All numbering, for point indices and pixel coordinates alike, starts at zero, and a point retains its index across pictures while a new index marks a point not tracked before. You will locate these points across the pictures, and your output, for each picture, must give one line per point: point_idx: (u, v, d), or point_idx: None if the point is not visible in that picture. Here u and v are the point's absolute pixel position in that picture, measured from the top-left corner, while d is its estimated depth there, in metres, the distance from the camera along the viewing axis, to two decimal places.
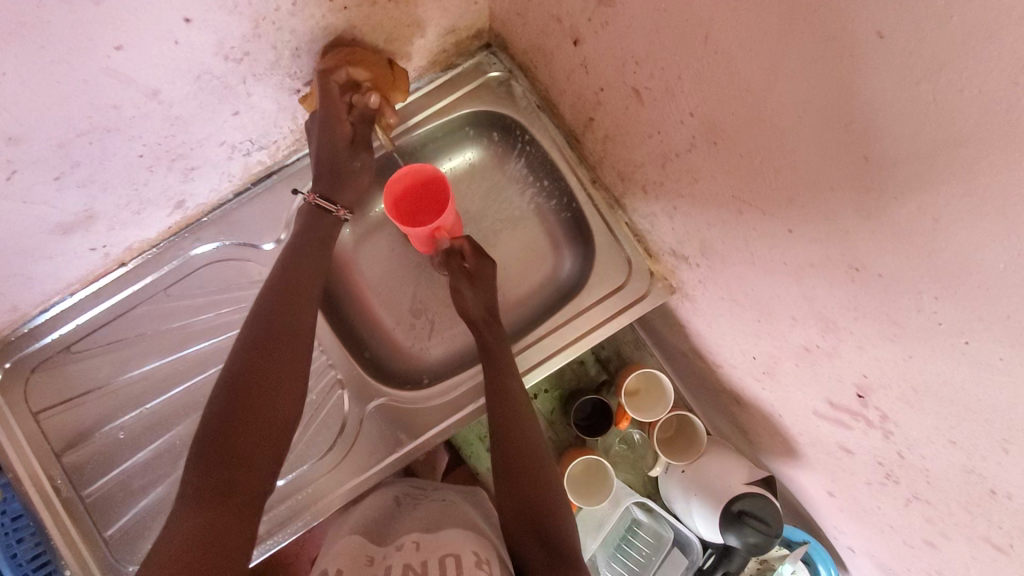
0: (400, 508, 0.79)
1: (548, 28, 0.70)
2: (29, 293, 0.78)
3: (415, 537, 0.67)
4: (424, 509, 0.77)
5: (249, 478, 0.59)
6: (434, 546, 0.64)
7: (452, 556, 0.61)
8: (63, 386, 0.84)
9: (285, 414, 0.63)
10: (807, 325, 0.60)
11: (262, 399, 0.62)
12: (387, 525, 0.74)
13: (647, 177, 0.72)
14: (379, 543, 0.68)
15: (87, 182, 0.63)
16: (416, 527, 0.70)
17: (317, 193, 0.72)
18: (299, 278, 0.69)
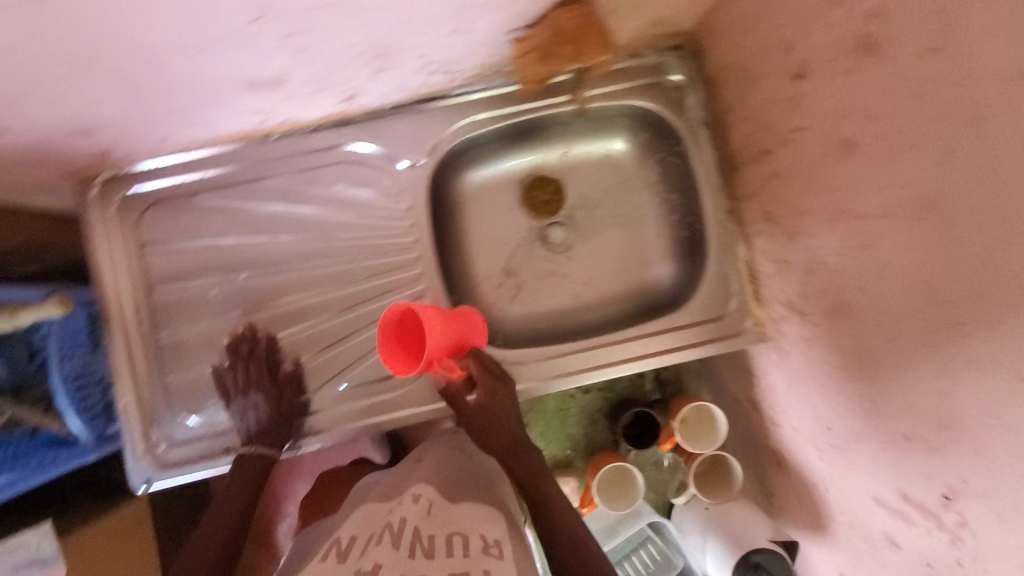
0: (415, 462, 0.80)
1: (767, 54, 0.70)
2: (183, 132, 0.80)
3: (427, 493, 0.70)
4: (451, 461, 0.78)
5: None
6: (450, 518, 0.66)
7: (460, 536, 0.63)
8: (177, 228, 0.88)
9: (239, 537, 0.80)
10: (922, 415, 0.60)
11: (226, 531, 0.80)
12: (404, 478, 0.76)
13: (802, 226, 0.73)
14: (390, 495, 0.71)
15: (302, 49, 0.64)
16: (426, 479, 0.73)
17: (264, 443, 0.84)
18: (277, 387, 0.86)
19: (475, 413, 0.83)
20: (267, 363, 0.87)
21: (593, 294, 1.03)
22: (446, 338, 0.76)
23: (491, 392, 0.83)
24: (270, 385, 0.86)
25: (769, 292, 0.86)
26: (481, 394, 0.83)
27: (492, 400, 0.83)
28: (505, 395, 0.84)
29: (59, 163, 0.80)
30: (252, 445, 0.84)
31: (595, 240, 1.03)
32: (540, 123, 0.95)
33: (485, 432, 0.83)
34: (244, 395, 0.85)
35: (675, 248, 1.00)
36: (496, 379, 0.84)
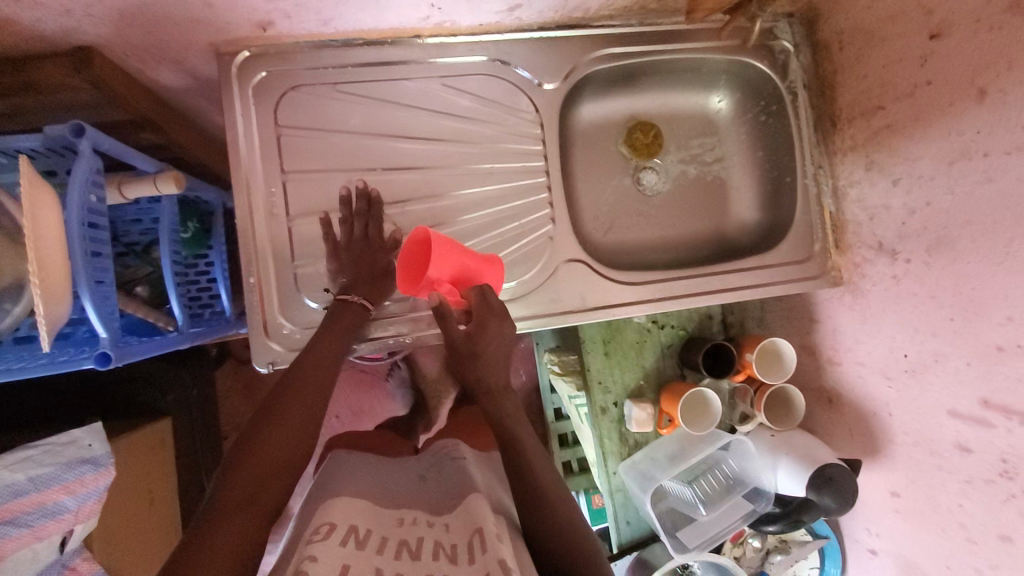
0: (410, 486, 0.82)
1: (900, 18, 0.81)
2: (346, 16, 0.81)
3: (427, 518, 0.74)
4: (443, 488, 0.82)
5: (259, 496, 0.68)
6: (462, 525, 0.70)
7: (478, 533, 0.67)
8: (314, 116, 0.88)
9: (283, 456, 0.72)
10: (1021, 326, 0.73)
11: (267, 445, 0.71)
12: (407, 486, 0.83)
13: (908, 171, 0.84)
14: (388, 510, 0.74)
15: None
16: (425, 507, 0.77)
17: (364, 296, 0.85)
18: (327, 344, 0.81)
19: (466, 340, 0.81)
20: (374, 226, 0.87)
21: (679, 237, 1.10)
22: (454, 264, 0.84)
23: (485, 323, 0.82)
24: (365, 247, 0.87)
25: (854, 238, 0.97)
26: (475, 324, 0.82)
27: (483, 331, 0.81)
28: (497, 328, 0.82)
29: (215, 27, 0.79)
30: (349, 294, 0.85)
31: (689, 187, 1.10)
32: (655, 68, 1.01)
33: (476, 360, 0.83)
34: (348, 250, 0.86)
35: (756, 199, 1.09)
36: (490, 309, 0.82)
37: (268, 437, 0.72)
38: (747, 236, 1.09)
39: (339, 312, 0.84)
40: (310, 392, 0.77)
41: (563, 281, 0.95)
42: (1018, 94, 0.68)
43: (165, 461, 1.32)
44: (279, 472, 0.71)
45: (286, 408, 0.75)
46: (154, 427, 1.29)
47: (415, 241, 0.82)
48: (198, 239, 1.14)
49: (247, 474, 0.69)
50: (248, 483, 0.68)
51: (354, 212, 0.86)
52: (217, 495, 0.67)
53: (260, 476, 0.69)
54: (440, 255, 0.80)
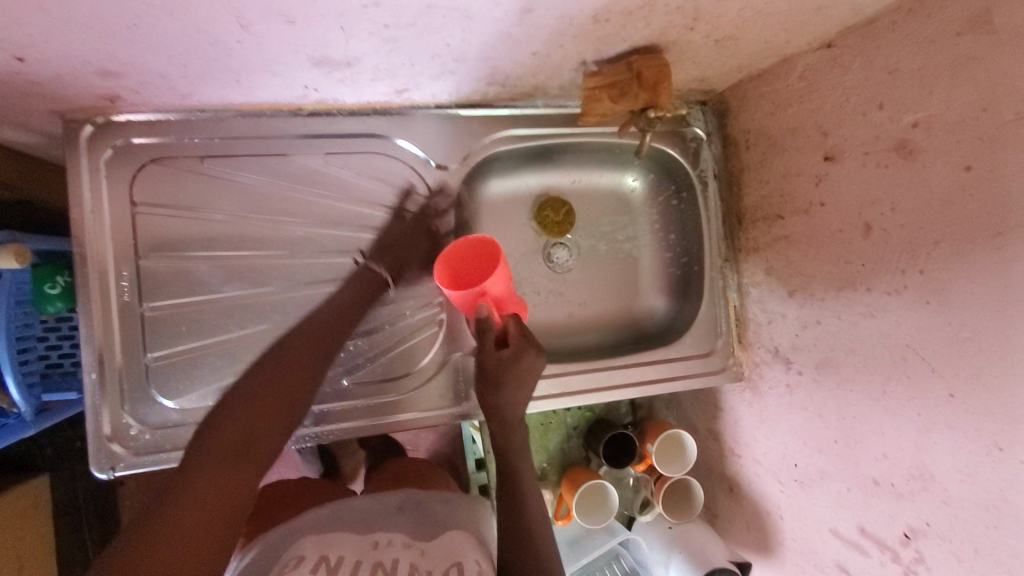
0: (394, 512, 0.75)
1: (798, 132, 0.78)
2: (210, 93, 0.73)
3: (404, 538, 0.68)
4: (430, 516, 0.75)
5: (251, 449, 0.66)
6: (438, 552, 0.65)
7: (456, 565, 0.63)
8: (177, 194, 0.80)
9: (275, 415, 0.70)
10: (895, 464, 0.71)
11: (259, 404, 0.69)
12: (389, 513, 0.75)
13: (804, 285, 0.82)
14: (368, 531, 0.69)
15: (391, 41, 0.62)
16: (407, 529, 0.70)
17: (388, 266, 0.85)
18: (343, 309, 0.81)
19: (497, 363, 0.76)
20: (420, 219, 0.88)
21: (588, 319, 1.05)
22: (506, 284, 0.79)
23: (521, 352, 0.77)
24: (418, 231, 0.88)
25: (755, 336, 0.95)
26: (510, 350, 0.77)
27: (517, 361, 0.76)
28: (532, 361, 0.77)
29: (51, 99, 0.69)
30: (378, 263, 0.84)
31: (598, 266, 1.06)
32: (562, 147, 0.96)
33: (496, 388, 0.77)
34: (400, 220, 0.87)
35: (666, 283, 1.06)
36: (528, 341, 0.78)
37: (255, 408, 0.69)
38: (656, 320, 1.06)
39: (361, 283, 0.83)
40: (308, 359, 0.75)
41: (454, 377, 0.90)
42: (900, 237, 0.66)
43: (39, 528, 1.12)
44: (270, 429, 0.69)
45: (284, 367, 0.73)
46: (22, 488, 1.10)
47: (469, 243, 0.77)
48: (68, 297, 0.93)
49: (235, 429, 0.67)
50: (236, 440, 0.66)
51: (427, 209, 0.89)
52: (194, 456, 0.64)
53: (249, 438, 0.67)
54: (502, 270, 0.77)
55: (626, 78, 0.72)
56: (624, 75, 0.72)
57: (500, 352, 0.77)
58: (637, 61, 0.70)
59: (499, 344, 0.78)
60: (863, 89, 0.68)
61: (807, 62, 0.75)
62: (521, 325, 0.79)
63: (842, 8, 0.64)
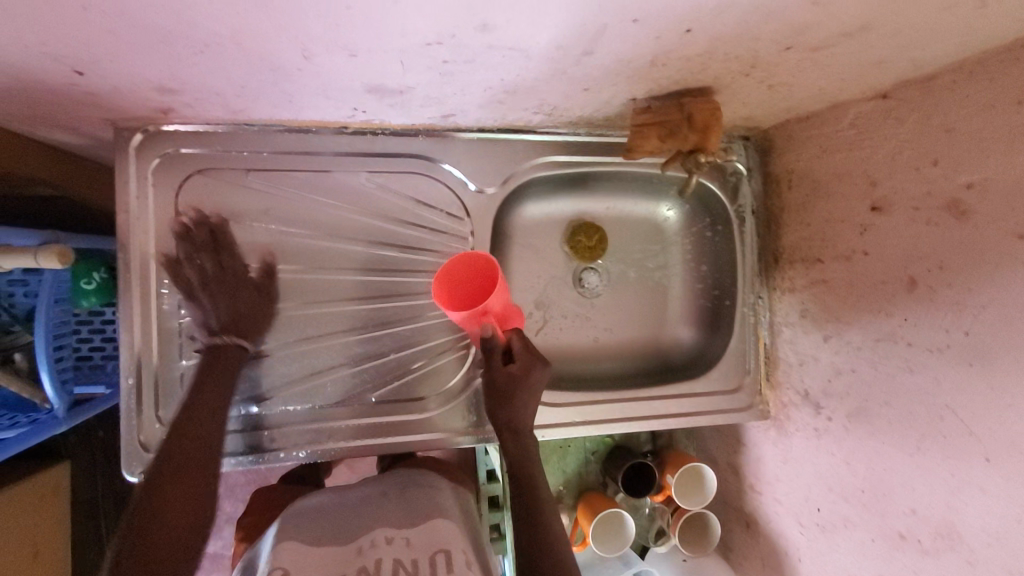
0: (364, 501, 0.76)
1: (846, 178, 0.78)
2: (262, 110, 0.74)
3: (385, 533, 0.69)
4: (406, 497, 0.76)
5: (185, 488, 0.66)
6: (423, 543, 0.67)
7: (443, 553, 0.66)
8: (221, 204, 0.82)
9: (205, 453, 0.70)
10: (923, 521, 0.70)
11: (190, 442, 0.69)
12: (362, 503, 0.76)
13: (840, 332, 0.81)
14: (345, 529, 0.70)
15: (447, 73, 0.62)
16: (386, 517, 0.72)
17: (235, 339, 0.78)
18: (234, 333, 0.78)
19: (506, 380, 0.78)
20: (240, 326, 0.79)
21: (615, 348, 1.05)
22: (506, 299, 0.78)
23: (528, 367, 0.78)
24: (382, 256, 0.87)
25: (784, 376, 0.94)
26: (518, 365, 0.78)
27: (526, 376, 0.78)
28: (540, 375, 0.78)
29: (107, 109, 0.71)
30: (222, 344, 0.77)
31: (628, 293, 1.05)
32: (601, 175, 0.96)
33: (508, 403, 0.78)
34: (206, 287, 0.78)
35: (694, 314, 1.05)
36: (534, 356, 0.79)
37: (194, 432, 0.70)
38: (682, 351, 1.06)
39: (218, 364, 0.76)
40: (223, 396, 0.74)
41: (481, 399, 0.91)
42: (946, 295, 0.65)
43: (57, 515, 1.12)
44: (200, 464, 0.69)
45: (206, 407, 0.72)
46: (42, 476, 1.10)
47: (463, 260, 0.75)
48: (102, 293, 0.94)
49: (169, 472, 0.67)
50: (169, 480, 0.66)
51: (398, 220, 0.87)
52: (138, 503, 0.65)
53: (183, 477, 0.67)
54: (502, 285, 0.75)
55: (678, 118, 0.71)
56: (676, 116, 0.71)
57: (508, 369, 0.78)
58: (692, 102, 0.69)
59: (506, 361, 0.79)
60: (917, 143, 0.68)
61: (861, 109, 0.74)
62: (525, 339, 0.80)
63: (903, 63, 0.63)
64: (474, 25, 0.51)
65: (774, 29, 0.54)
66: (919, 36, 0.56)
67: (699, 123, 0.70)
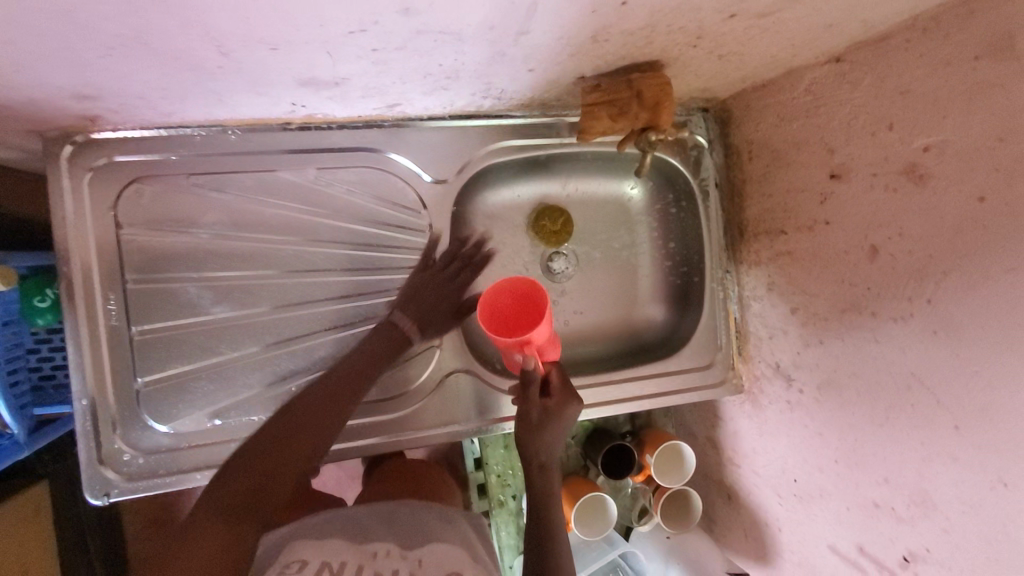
0: (382, 522, 0.75)
1: (803, 147, 0.76)
2: (194, 110, 0.70)
3: (400, 548, 0.67)
4: (408, 525, 0.74)
5: (271, 499, 0.63)
6: (435, 560, 0.65)
7: (455, 573, 0.63)
8: (163, 212, 0.78)
9: (300, 450, 0.66)
10: (897, 490, 0.70)
11: (300, 432, 0.67)
12: (384, 523, 0.74)
13: (807, 304, 0.80)
14: (362, 543, 0.68)
15: (381, 62, 0.59)
16: (394, 537, 0.70)
17: (410, 320, 0.82)
18: (354, 369, 0.75)
19: (542, 412, 0.78)
20: (457, 284, 0.87)
21: (588, 332, 1.03)
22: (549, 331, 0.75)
23: (563, 401, 0.79)
24: (441, 282, 0.86)
25: (756, 350, 0.93)
26: (554, 399, 0.78)
27: (562, 410, 0.78)
28: (574, 411, 0.79)
29: (26, 120, 0.66)
30: (403, 320, 0.81)
31: (600, 276, 1.04)
32: (561, 156, 0.93)
33: (539, 434, 0.77)
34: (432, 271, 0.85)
35: (665, 292, 1.04)
36: (570, 390, 0.80)
37: (301, 425, 0.67)
38: (656, 330, 1.04)
39: (383, 334, 0.80)
40: (326, 418, 0.69)
41: (455, 396, 0.89)
42: (908, 263, 0.65)
43: (43, 536, 1.09)
44: (294, 470, 0.65)
45: (302, 413, 0.68)
46: (22, 496, 1.06)
47: (512, 289, 0.72)
48: (58, 309, 0.91)
49: (262, 456, 0.63)
50: (258, 473, 0.63)
51: (459, 257, 0.88)
52: (212, 488, 0.62)
53: (267, 478, 0.63)
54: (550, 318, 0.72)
55: (631, 94, 0.68)
56: (630, 92, 0.68)
57: (545, 401, 0.78)
58: (641, 74, 0.66)
59: (543, 393, 0.80)
60: (871, 107, 0.66)
61: (814, 75, 0.72)
62: (561, 374, 0.81)
63: (853, 24, 0.61)
64: (396, 10, 0.47)
65: None
66: None
67: (653, 96, 0.67)
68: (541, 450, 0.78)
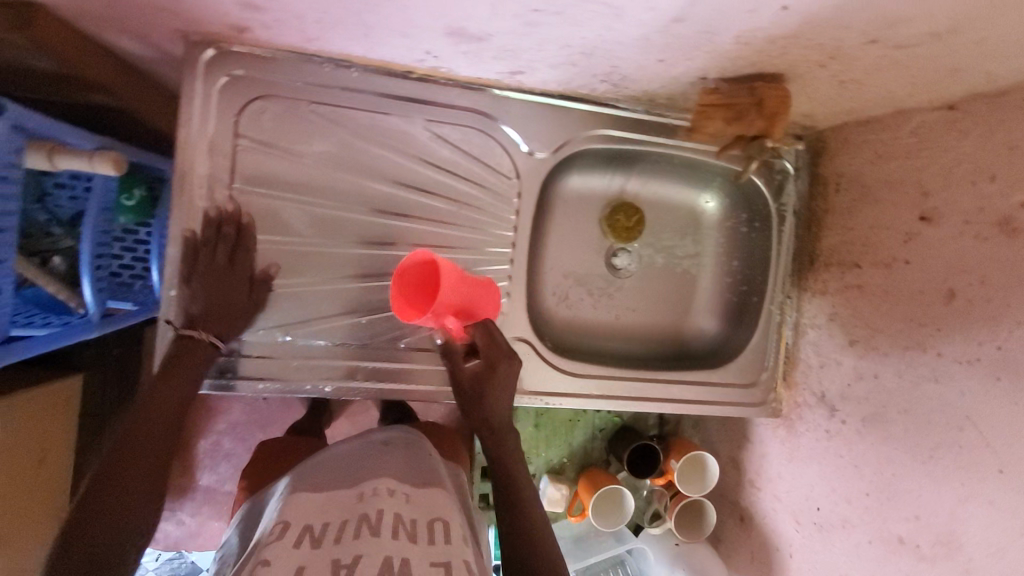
0: (372, 455, 0.77)
1: (897, 187, 0.79)
2: (335, 40, 0.74)
3: (390, 484, 0.70)
4: (410, 459, 0.78)
5: (113, 548, 0.63)
6: (421, 505, 0.68)
7: (440, 520, 0.66)
8: (279, 132, 0.81)
9: (130, 492, 0.65)
10: (926, 528, 0.73)
11: (120, 480, 0.65)
12: (373, 456, 0.77)
13: (868, 338, 0.83)
14: (354, 485, 0.70)
15: (534, 26, 0.62)
16: (388, 473, 0.73)
17: (212, 332, 0.77)
18: (161, 401, 0.71)
19: (473, 380, 0.80)
20: (242, 258, 0.79)
21: (638, 331, 1.06)
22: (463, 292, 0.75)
23: (494, 363, 0.80)
24: (216, 271, 0.78)
25: (803, 377, 0.95)
26: (483, 364, 0.80)
27: (495, 372, 0.80)
28: (507, 368, 0.80)
29: (183, 18, 0.70)
30: (197, 328, 0.76)
31: (661, 278, 1.06)
32: (650, 155, 0.97)
33: (480, 404, 0.80)
34: (200, 277, 0.77)
35: (720, 307, 1.06)
36: (499, 349, 0.80)
37: (131, 468, 0.66)
38: (704, 341, 1.07)
39: (182, 351, 0.75)
40: (151, 453, 0.68)
41: None
42: (984, 310, 0.67)
43: (66, 425, 1.13)
44: (130, 513, 0.65)
45: (126, 458, 0.67)
46: (56, 388, 1.10)
47: (417, 261, 0.75)
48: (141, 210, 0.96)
49: (92, 527, 0.63)
50: (91, 533, 0.62)
51: (220, 240, 0.78)
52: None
53: (101, 537, 0.63)
54: (458, 280, 0.73)
55: (750, 98, 0.71)
56: (750, 97, 0.71)
57: (473, 369, 0.81)
58: (762, 82, 0.70)
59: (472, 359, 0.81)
60: (976, 157, 0.69)
61: (923, 118, 0.75)
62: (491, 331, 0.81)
63: (981, 74, 0.63)
64: None
65: (866, 19, 0.55)
66: (1009, 46, 0.57)
67: (772, 107, 0.71)
68: (493, 417, 0.80)
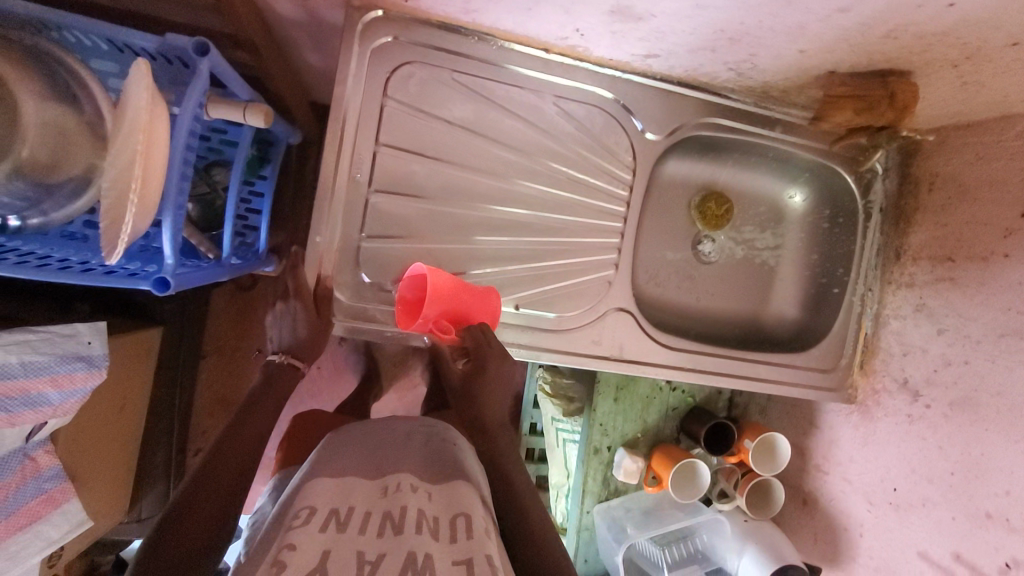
0: (393, 446, 0.67)
1: (999, 186, 0.85)
2: (491, 13, 0.79)
3: (416, 480, 0.59)
4: (434, 452, 0.67)
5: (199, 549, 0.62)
6: (445, 499, 0.58)
7: (463, 516, 0.55)
8: (421, 95, 0.86)
9: (214, 505, 0.66)
10: (1017, 501, 0.79)
11: (202, 497, 0.66)
12: (395, 447, 0.67)
13: (961, 326, 0.89)
14: (376, 478, 0.60)
15: (702, 10, 0.68)
16: (413, 465, 0.63)
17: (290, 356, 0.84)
18: (244, 430, 0.76)
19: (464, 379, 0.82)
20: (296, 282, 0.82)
21: (721, 314, 1.11)
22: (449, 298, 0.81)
23: (481, 364, 0.80)
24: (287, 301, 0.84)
25: (882, 364, 1.01)
26: (472, 364, 0.81)
27: (482, 373, 0.80)
28: (494, 368, 0.80)
29: None
30: (280, 354, 0.84)
31: (745, 266, 1.12)
32: (750, 147, 1.02)
33: (472, 403, 0.81)
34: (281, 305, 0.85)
35: (801, 296, 1.11)
36: (484, 351, 0.80)
37: (215, 483, 0.68)
38: (782, 327, 1.12)
39: (277, 374, 0.83)
40: (232, 470, 0.70)
41: (612, 331, 0.97)
42: None
43: (144, 375, 1.04)
44: (213, 522, 0.65)
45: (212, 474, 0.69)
46: (140, 332, 1.02)
47: (415, 277, 0.82)
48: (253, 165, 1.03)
49: (176, 531, 0.62)
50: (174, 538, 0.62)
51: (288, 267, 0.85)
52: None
53: (184, 539, 0.62)
54: (439, 287, 0.79)
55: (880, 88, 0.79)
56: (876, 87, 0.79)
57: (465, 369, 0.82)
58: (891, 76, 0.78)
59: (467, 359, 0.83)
60: None
61: None
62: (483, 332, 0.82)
63: None
64: None
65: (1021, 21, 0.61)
66: None
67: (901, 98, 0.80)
68: (483, 412, 0.81)
